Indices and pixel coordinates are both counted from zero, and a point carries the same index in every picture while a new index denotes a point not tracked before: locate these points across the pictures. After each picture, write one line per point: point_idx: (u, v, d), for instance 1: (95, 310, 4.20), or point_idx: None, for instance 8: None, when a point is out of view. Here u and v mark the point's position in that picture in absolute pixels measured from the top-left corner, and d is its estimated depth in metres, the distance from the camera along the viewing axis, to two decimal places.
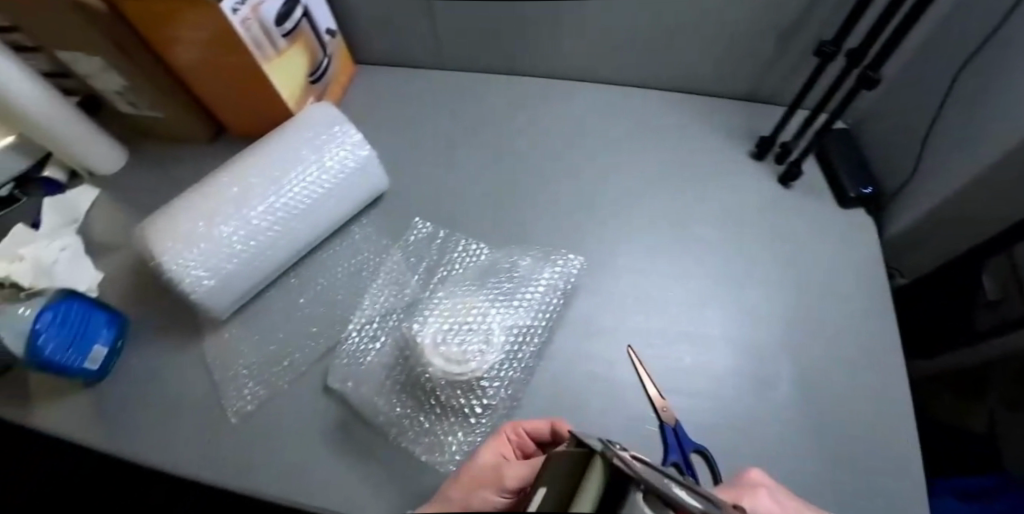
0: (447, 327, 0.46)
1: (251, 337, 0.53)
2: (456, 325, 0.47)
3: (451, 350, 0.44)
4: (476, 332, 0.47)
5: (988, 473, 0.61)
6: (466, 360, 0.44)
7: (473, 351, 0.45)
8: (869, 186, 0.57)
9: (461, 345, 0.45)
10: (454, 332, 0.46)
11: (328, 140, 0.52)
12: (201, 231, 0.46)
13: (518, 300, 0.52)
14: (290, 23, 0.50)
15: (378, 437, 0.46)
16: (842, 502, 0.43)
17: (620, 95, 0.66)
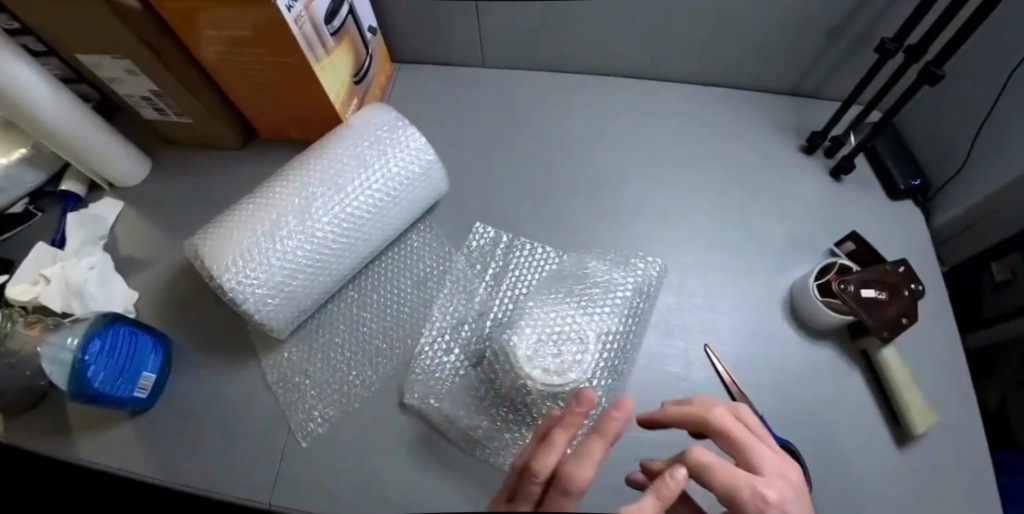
0: (544, 337, 0.42)
1: (314, 362, 0.47)
2: (556, 334, 0.43)
3: (551, 361, 0.41)
4: (573, 340, 0.43)
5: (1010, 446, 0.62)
6: (569, 369, 0.41)
7: (574, 360, 0.42)
8: (919, 178, 0.54)
9: (558, 353, 0.42)
10: (554, 342, 0.42)
11: (392, 141, 0.45)
12: (263, 246, 0.41)
13: (604, 308, 0.48)
14: (337, 21, 0.47)
15: (464, 455, 0.41)
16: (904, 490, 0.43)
17: (662, 89, 0.61)
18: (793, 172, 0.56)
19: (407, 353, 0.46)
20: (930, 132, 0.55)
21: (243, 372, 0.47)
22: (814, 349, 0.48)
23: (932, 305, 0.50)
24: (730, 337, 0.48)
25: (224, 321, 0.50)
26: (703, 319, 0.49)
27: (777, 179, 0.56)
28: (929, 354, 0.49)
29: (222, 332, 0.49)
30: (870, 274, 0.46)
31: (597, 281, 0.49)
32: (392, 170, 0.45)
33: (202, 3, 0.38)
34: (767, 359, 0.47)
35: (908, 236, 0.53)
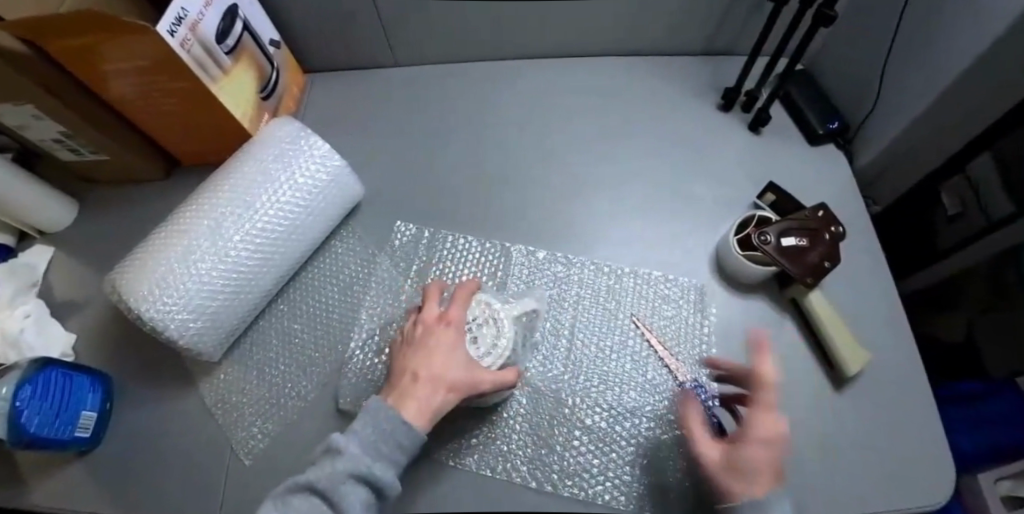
0: (469, 323, 0.41)
1: (250, 380, 0.47)
2: (481, 315, 0.41)
3: (477, 348, 0.39)
4: (492, 324, 0.41)
5: None
6: (492, 352, 0.39)
7: (499, 336, 0.40)
8: (836, 120, 0.54)
9: (479, 338, 0.40)
10: (473, 326, 0.40)
11: (295, 152, 0.46)
12: (175, 272, 0.41)
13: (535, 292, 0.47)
14: (231, 39, 0.47)
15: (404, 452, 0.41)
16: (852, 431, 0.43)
17: (578, 65, 0.60)
18: (714, 131, 0.56)
19: (339, 358, 0.46)
20: (842, 74, 0.55)
21: (183, 402, 0.47)
22: (747, 303, 0.48)
23: (858, 245, 0.51)
24: (661, 301, 0.48)
25: (159, 354, 0.49)
26: (633, 289, 0.48)
27: (700, 141, 0.56)
28: (863, 292, 0.49)
29: (158, 364, 0.49)
30: (791, 222, 0.45)
31: (523, 265, 0.49)
32: (300, 181, 0.45)
33: (93, 37, 0.38)
34: (700, 318, 0.47)
35: (833, 179, 0.54)
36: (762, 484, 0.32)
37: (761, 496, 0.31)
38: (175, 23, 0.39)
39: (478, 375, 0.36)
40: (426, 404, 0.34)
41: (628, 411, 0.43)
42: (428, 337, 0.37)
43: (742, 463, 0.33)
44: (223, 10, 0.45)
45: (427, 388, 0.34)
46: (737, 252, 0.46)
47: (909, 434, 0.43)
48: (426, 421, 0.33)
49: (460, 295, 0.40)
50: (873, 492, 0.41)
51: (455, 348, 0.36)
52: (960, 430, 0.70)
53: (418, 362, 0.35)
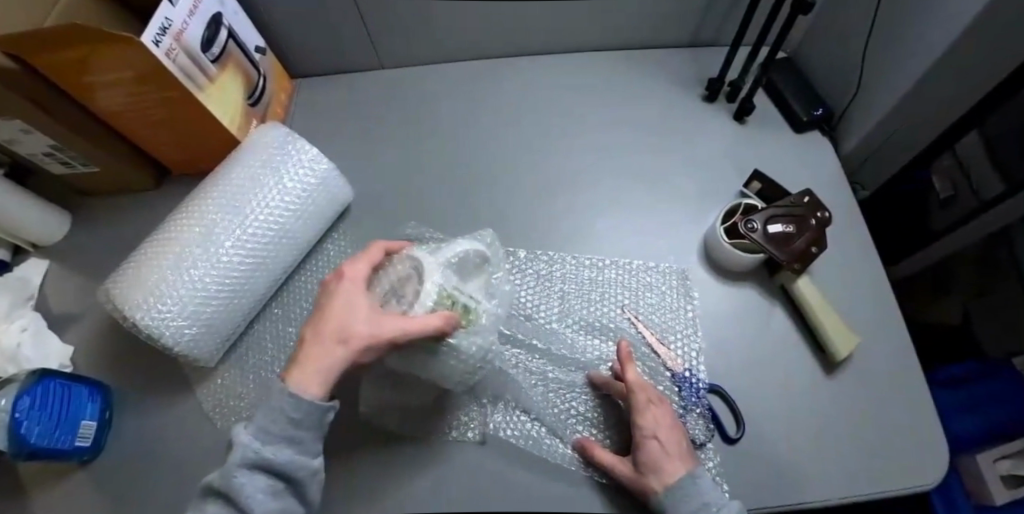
0: (391, 282, 0.37)
1: (247, 384, 0.47)
2: (400, 272, 0.37)
3: (395, 307, 0.35)
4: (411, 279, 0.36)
5: None
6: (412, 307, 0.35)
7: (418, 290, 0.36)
8: (820, 108, 0.55)
9: (401, 294, 0.36)
10: (393, 284, 0.37)
11: (283, 158, 0.46)
12: (169, 280, 0.41)
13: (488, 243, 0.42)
14: (216, 47, 0.47)
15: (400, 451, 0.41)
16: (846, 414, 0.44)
17: (563, 61, 0.61)
18: (700, 122, 0.56)
19: None
20: (826, 61, 0.55)
21: (181, 409, 0.47)
22: (736, 290, 0.48)
23: (846, 231, 0.51)
24: (650, 289, 0.48)
25: (155, 362, 0.50)
26: (614, 282, 0.49)
27: (686, 132, 0.56)
28: (853, 277, 0.49)
29: (155, 372, 0.49)
30: (777, 209, 0.45)
31: (513, 261, 0.50)
32: (289, 186, 0.46)
33: (78, 51, 0.38)
34: (690, 306, 0.47)
35: (819, 166, 0.54)
36: (673, 471, 0.35)
37: (674, 483, 0.34)
38: (159, 34, 0.40)
39: (382, 326, 0.32)
40: (323, 370, 0.31)
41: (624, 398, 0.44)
42: (329, 295, 0.34)
43: (644, 460, 0.36)
44: (207, 18, 0.46)
45: (319, 350, 0.32)
46: (725, 241, 0.46)
47: (902, 415, 0.44)
48: (319, 387, 0.31)
49: (370, 252, 0.37)
50: (867, 474, 0.41)
51: (358, 301, 0.33)
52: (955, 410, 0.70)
53: (315, 323, 0.33)
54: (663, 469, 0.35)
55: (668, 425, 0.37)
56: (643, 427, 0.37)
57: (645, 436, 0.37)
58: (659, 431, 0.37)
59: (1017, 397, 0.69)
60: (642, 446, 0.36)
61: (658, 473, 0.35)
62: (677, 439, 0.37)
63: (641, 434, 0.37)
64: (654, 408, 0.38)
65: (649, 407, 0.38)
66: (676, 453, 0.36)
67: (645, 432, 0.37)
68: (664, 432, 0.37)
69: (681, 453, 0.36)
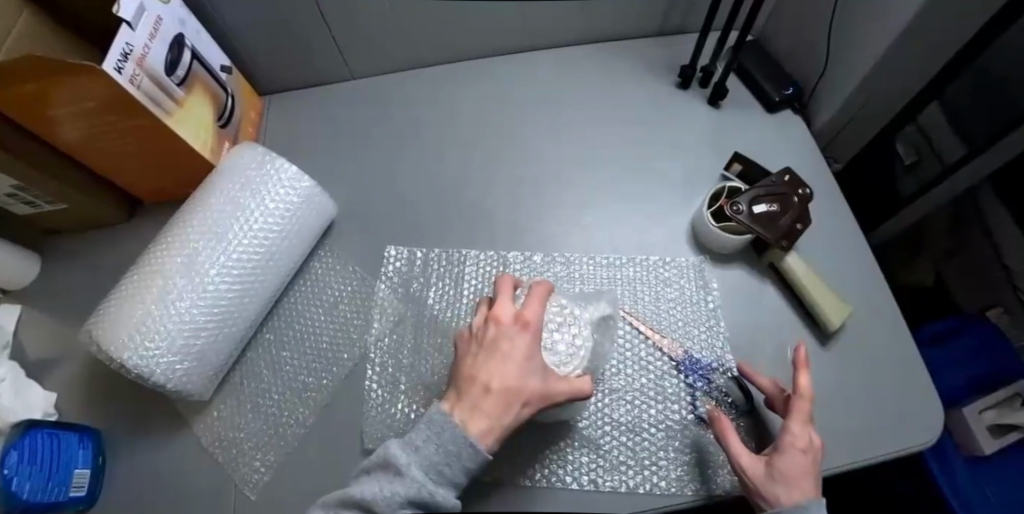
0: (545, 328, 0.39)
1: (245, 413, 0.44)
2: (559, 315, 0.40)
3: (552, 355, 0.37)
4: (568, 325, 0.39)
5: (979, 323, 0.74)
6: (566, 363, 0.37)
7: (576, 347, 0.38)
8: (790, 87, 0.56)
9: (554, 346, 0.38)
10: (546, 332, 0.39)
11: (263, 179, 0.44)
12: (156, 315, 0.39)
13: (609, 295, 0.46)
14: (181, 70, 0.46)
15: None
16: (852, 382, 0.44)
17: (535, 58, 0.60)
18: (676, 108, 0.57)
19: (339, 380, 0.44)
20: (792, 39, 0.56)
21: (173, 446, 0.45)
22: (727, 272, 0.48)
23: (828, 205, 0.53)
24: (663, 286, 0.47)
25: (142, 399, 0.47)
26: (635, 280, 0.47)
27: (665, 119, 0.56)
28: (838, 249, 0.51)
29: (141, 411, 0.47)
30: (759, 190, 0.46)
31: (515, 265, 0.48)
32: (271, 207, 0.44)
33: (36, 84, 0.37)
34: (705, 297, 0.47)
35: (795, 143, 0.55)
36: (804, 492, 0.33)
37: (804, 503, 0.32)
38: (120, 60, 0.38)
39: (553, 384, 0.34)
40: (498, 421, 0.31)
41: (653, 396, 0.42)
42: (498, 340, 0.34)
43: (784, 468, 0.33)
44: (169, 40, 0.44)
45: (494, 401, 0.32)
46: (713, 225, 0.46)
47: (898, 375, 0.45)
48: (494, 441, 0.31)
49: (535, 294, 0.36)
50: (866, 440, 0.42)
51: (529, 354, 0.34)
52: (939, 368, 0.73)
53: (489, 370, 0.33)
54: (798, 484, 0.33)
55: (817, 445, 0.35)
56: (794, 436, 0.34)
57: (796, 443, 0.34)
58: (810, 446, 0.34)
59: (997, 348, 0.72)
60: (785, 452, 0.34)
61: (791, 486, 0.33)
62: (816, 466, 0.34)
63: (790, 440, 0.34)
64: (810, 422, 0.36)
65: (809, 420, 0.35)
66: (813, 473, 0.34)
67: (796, 441, 0.34)
68: (813, 451, 0.34)
69: (815, 480, 0.34)
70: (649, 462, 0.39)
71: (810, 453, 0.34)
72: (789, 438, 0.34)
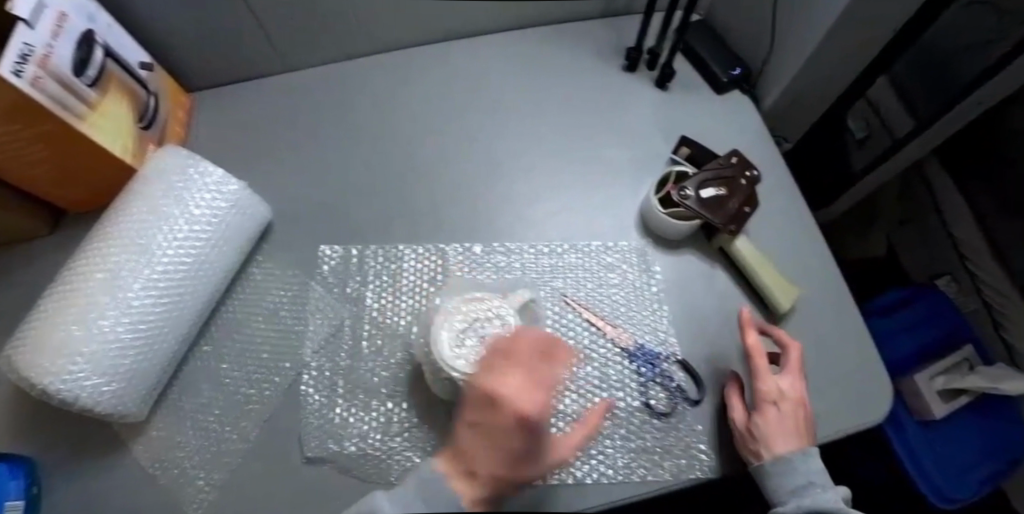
0: (468, 323, 0.37)
1: (185, 431, 0.42)
2: (480, 313, 0.37)
3: (478, 349, 0.35)
4: (494, 319, 0.37)
5: (927, 292, 0.76)
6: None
7: (504, 341, 0.36)
8: (738, 67, 0.55)
9: (486, 338, 0.36)
10: (477, 327, 0.36)
11: (185, 184, 0.42)
12: (76, 337, 0.37)
13: (544, 285, 0.45)
14: (93, 69, 0.42)
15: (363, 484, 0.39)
16: (800, 362, 0.45)
17: (478, 43, 0.58)
18: (625, 91, 0.55)
19: (282, 390, 0.42)
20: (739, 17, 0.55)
21: (103, 472, 0.42)
22: (675, 257, 0.48)
23: (777, 186, 0.53)
24: (608, 275, 0.46)
25: (67, 422, 0.43)
26: (577, 267, 0.46)
27: (613, 104, 0.55)
28: (786, 230, 0.51)
29: (66, 439, 0.43)
30: (707, 174, 0.46)
31: (459, 260, 0.46)
32: (194, 213, 0.41)
33: None
34: (648, 282, 0.46)
35: (744, 124, 0.55)
36: (787, 443, 0.37)
37: (795, 452, 0.36)
38: (19, 61, 0.35)
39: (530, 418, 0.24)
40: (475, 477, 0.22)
41: (599, 385, 0.41)
42: (507, 368, 0.30)
43: (772, 427, 0.37)
44: (76, 37, 0.41)
45: (479, 444, 0.24)
46: (660, 212, 0.46)
47: (844, 353, 0.46)
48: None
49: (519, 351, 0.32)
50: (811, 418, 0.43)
51: (532, 386, 0.28)
52: (895, 338, 0.74)
53: (478, 406, 0.27)
54: (780, 438, 0.37)
55: (795, 396, 0.39)
56: (770, 393, 0.38)
57: (767, 400, 0.38)
58: (783, 396, 0.38)
59: (943, 316, 0.75)
60: (767, 411, 0.38)
61: (776, 441, 0.37)
62: (799, 412, 0.38)
63: (760, 399, 0.38)
64: (785, 375, 0.39)
65: (782, 374, 0.39)
66: (793, 424, 0.38)
67: (766, 397, 0.38)
68: (790, 401, 0.38)
69: (799, 430, 0.38)
70: (595, 452, 0.39)
71: (788, 404, 0.38)
72: (766, 399, 0.38)
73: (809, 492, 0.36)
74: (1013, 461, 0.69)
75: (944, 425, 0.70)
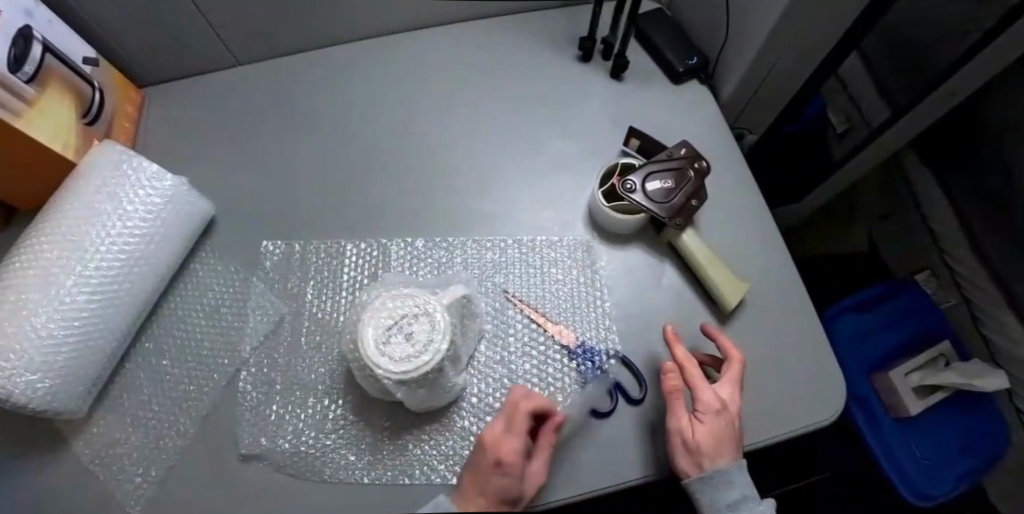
0: (395, 320, 0.36)
1: (125, 429, 0.42)
2: (408, 310, 0.36)
3: (403, 347, 0.35)
4: (422, 315, 0.36)
5: (903, 287, 0.74)
6: (422, 352, 0.35)
7: (433, 335, 0.35)
8: (695, 56, 0.54)
9: (412, 335, 0.35)
10: (405, 322, 0.36)
11: (120, 180, 0.41)
12: (6, 334, 0.36)
13: (483, 282, 0.45)
14: (30, 65, 0.41)
15: (298, 480, 0.39)
16: (749, 359, 0.44)
17: (431, 36, 0.57)
18: (579, 83, 0.54)
19: (220, 387, 0.42)
20: (694, 4, 0.53)
21: (40, 470, 0.41)
22: (622, 253, 0.47)
23: (733, 178, 0.51)
24: (553, 271, 0.45)
25: (6, 424, 0.43)
26: (520, 262, 0.46)
27: (566, 96, 0.54)
28: (741, 222, 0.50)
29: (3, 443, 0.42)
30: (654, 166, 0.44)
31: (403, 257, 0.46)
32: (131, 210, 0.41)
33: None
34: (593, 277, 0.45)
35: (701, 115, 0.53)
36: (725, 456, 0.35)
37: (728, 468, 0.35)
38: None
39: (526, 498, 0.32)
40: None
41: (537, 382, 0.41)
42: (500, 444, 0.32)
43: (707, 441, 0.34)
44: (12, 32, 0.39)
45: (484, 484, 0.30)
46: (605, 206, 0.45)
47: (796, 348, 0.45)
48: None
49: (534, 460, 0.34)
50: (757, 416, 0.42)
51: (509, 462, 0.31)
52: (870, 333, 0.73)
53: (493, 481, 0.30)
54: (717, 452, 0.35)
55: (736, 407, 0.37)
56: (708, 405, 0.36)
57: (709, 410, 0.36)
58: (725, 407, 0.36)
59: (919, 310, 0.73)
60: (703, 424, 0.35)
61: (713, 454, 0.35)
62: (736, 422, 0.36)
63: (702, 409, 0.36)
64: (727, 385, 0.37)
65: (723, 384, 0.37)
66: (732, 436, 0.35)
67: (708, 407, 0.36)
68: (732, 412, 0.36)
69: (735, 441, 0.36)
70: None
71: (725, 415, 0.36)
72: (703, 411, 0.36)
73: (744, 506, 0.35)
74: (992, 459, 0.67)
75: (918, 422, 0.69)
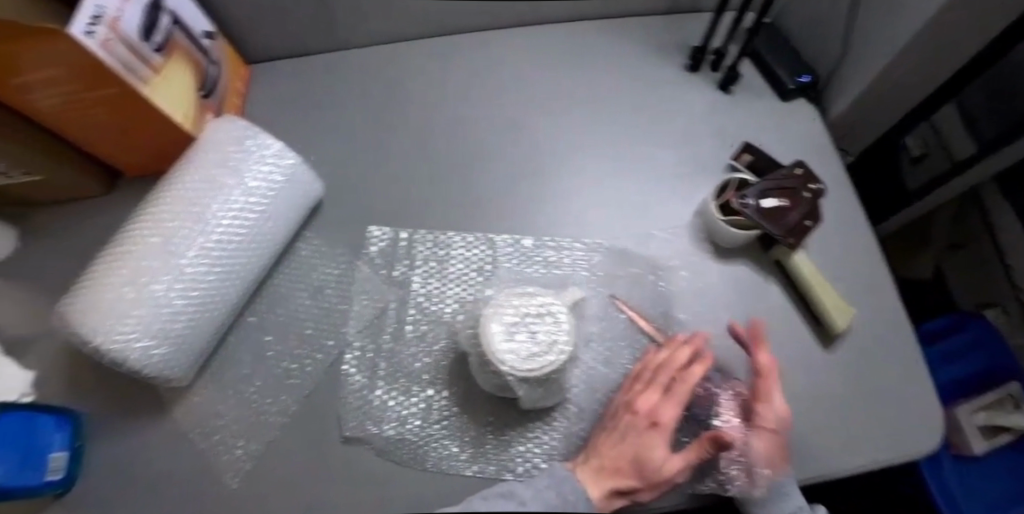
0: (520, 317, 0.36)
1: (227, 400, 0.43)
2: (534, 308, 0.36)
3: (529, 344, 0.35)
4: (547, 315, 0.36)
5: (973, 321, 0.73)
6: (547, 351, 0.35)
7: (557, 335, 0.35)
8: (805, 74, 0.53)
9: (537, 333, 0.35)
10: (530, 321, 0.36)
11: (242, 155, 0.42)
12: (128, 297, 0.36)
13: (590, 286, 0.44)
14: (159, 35, 0.41)
15: (400, 468, 0.39)
16: (853, 385, 0.43)
17: (537, 32, 0.57)
18: (685, 91, 0.54)
19: (322, 368, 0.42)
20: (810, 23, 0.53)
21: (143, 434, 0.41)
22: (728, 267, 0.46)
23: (838, 201, 0.51)
24: (658, 281, 0.45)
25: (114, 384, 0.43)
26: (626, 267, 0.45)
27: (672, 104, 0.53)
28: (845, 245, 0.49)
29: (112, 403, 0.43)
30: (769, 183, 0.44)
31: (511, 254, 0.46)
32: (252, 185, 0.42)
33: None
34: (699, 289, 0.45)
35: (808, 134, 0.53)
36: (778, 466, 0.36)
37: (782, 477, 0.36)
38: (91, 22, 0.33)
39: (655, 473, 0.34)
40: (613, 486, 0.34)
41: None
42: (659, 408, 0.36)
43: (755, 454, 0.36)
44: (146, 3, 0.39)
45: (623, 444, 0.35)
46: (719, 219, 0.44)
47: (901, 379, 0.44)
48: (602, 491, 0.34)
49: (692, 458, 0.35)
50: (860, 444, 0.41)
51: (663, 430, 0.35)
52: (936, 365, 0.72)
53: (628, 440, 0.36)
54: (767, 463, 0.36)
55: (782, 412, 0.37)
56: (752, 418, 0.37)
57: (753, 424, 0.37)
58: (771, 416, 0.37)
59: (989, 346, 0.72)
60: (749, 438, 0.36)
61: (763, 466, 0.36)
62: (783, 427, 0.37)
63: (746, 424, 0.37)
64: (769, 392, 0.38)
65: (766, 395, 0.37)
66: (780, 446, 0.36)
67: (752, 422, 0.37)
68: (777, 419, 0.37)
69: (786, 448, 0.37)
70: None
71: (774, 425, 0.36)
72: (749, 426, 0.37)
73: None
74: None
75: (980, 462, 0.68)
